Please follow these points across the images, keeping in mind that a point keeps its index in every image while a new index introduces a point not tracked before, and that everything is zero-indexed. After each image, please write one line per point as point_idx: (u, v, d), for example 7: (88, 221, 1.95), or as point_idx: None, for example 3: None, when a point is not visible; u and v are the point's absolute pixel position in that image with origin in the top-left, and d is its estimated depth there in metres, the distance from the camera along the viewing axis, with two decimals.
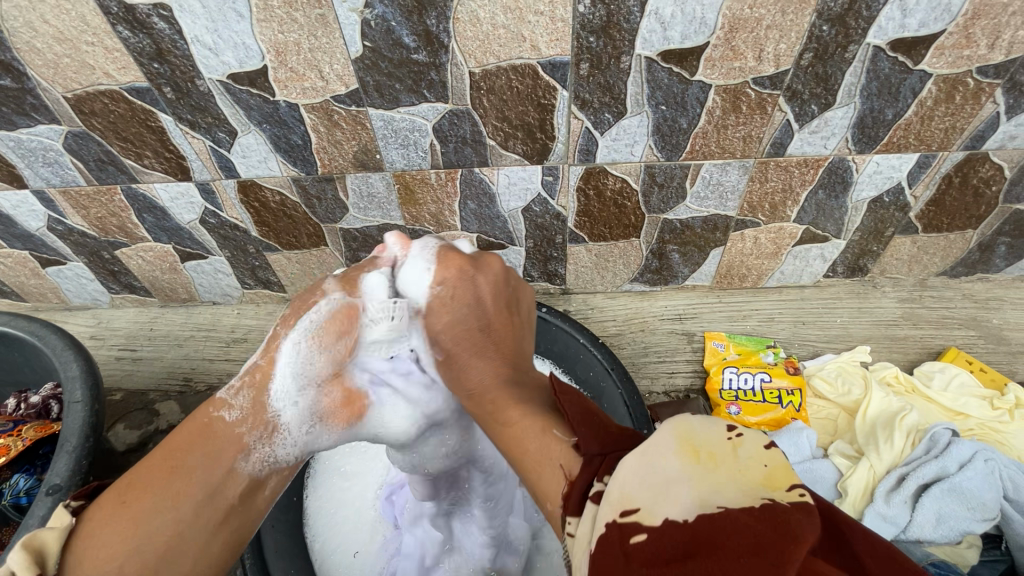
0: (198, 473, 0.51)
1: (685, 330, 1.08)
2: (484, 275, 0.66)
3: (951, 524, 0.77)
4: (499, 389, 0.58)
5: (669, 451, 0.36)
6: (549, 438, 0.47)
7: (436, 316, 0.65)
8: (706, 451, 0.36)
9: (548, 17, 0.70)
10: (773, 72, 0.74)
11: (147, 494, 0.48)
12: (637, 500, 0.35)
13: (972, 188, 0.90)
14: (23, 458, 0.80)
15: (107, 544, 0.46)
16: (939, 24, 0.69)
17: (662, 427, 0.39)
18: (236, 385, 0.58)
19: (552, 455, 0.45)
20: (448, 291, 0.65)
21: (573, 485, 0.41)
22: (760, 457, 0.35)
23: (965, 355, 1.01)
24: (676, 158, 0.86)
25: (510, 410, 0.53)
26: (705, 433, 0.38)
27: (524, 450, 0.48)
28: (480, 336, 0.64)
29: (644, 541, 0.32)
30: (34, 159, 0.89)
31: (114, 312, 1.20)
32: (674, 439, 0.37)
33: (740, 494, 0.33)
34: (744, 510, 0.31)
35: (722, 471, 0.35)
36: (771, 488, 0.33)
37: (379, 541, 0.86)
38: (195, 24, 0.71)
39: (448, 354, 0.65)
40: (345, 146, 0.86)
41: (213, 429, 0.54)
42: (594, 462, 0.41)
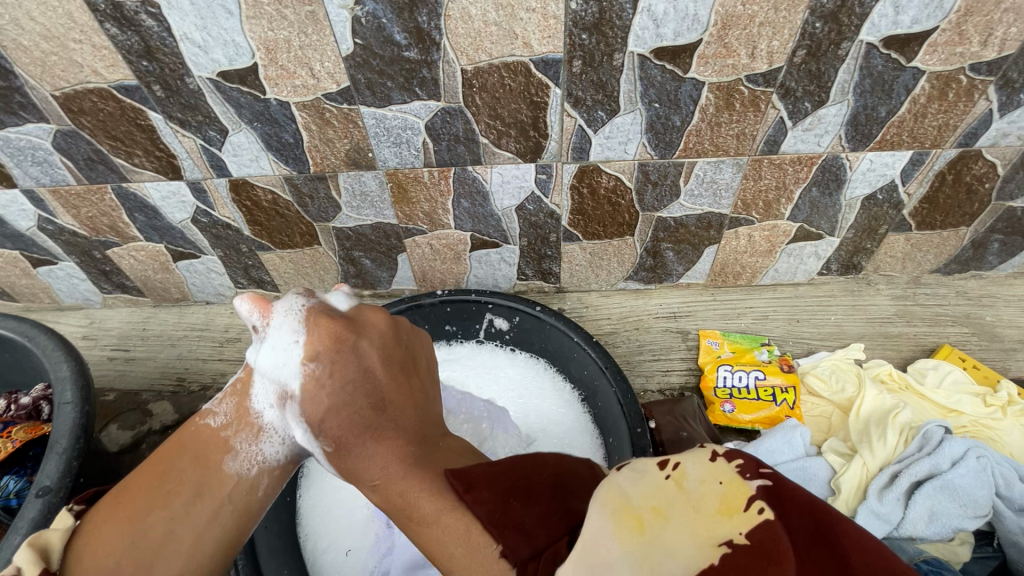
0: (186, 475, 0.53)
1: (679, 328, 1.08)
2: (368, 340, 0.55)
3: (943, 521, 0.78)
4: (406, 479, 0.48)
5: (608, 530, 0.34)
6: (474, 553, 0.41)
7: (313, 402, 0.53)
8: (649, 509, 0.34)
9: (540, 14, 0.69)
10: (766, 70, 0.74)
11: (139, 495, 0.51)
12: None
13: (965, 186, 0.90)
14: (13, 461, 0.79)
15: (104, 541, 0.49)
16: (931, 21, 0.69)
17: (591, 505, 0.36)
18: (222, 396, 0.60)
19: (479, 562, 0.40)
20: (325, 369, 0.53)
21: None
22: (708, 482, 0.35)
23: (958, 352, 1.01)
24: (670, 156, 0.86)
25: (421, 504, 0.46)
26: (637, 488, 0.36)
27: (442, 546, 0.43)
28: (374, 419, 0.52)
29: None
30: (22, 158, 0.88)
31: (106, 312, 1.19)
32: (608, 515, 0.34)
33: (694, 545, 0.32)
34: (703, 570, 0.31)
35: (673, 522, 0.33)
36: (724, 522, 0.33)
37: (372, 538, 0.84)
38: (184, 21, 0.70)
39: (339, 442, 0.52)
40: (337, 144, 0.85)
41: (200, 434, 0.56)
42: (526, 570, 0.38)
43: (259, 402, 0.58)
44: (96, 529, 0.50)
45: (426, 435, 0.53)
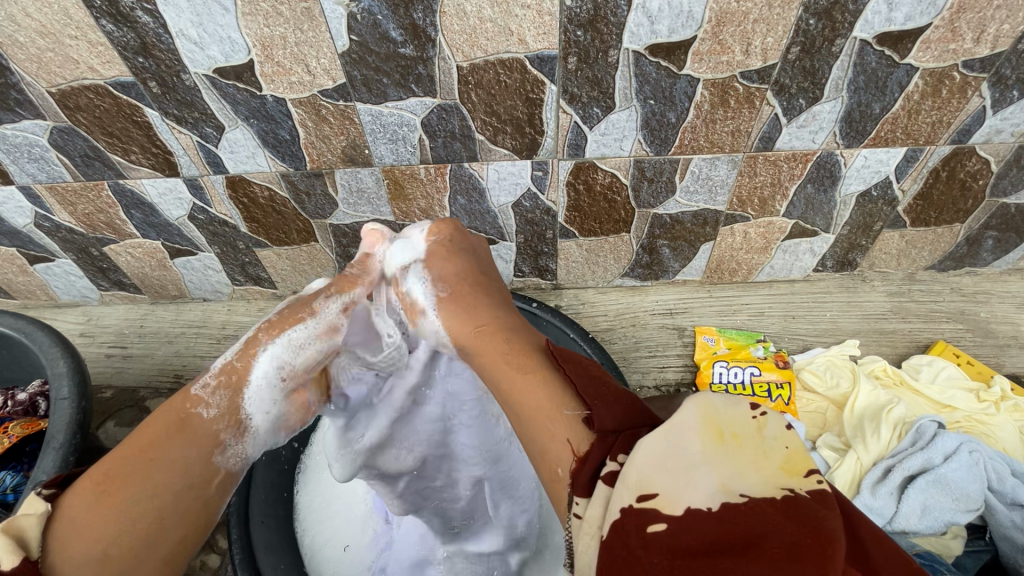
0: (177, 462, 0.51)
1: (675, 324, 1.09)
2: (474, 238, 0.74)
3: (935, 515, 0.78)
4: (514, 336, 0.55)
5: (695, 434, 0.40)
6: (558, 409, 0.45)
7: (439, 261, 0.66)
8: (731, 434, 0.41)
9: (535, 11, 0.69)
10: (761, 66, 0.74)
11: (130, 484, 0.48)
12: (657, 485, 0.38)
13: (959, 182, 0.90)
14: (10, 456, 0.79)
15: (92, 530, 0.46)
16: (925, 17, 0.69)
17: (687, 406, 0.42)
18: (210, 381, 0.58)
19: (558, 420, 0.44)
20: (446, 244, 0.69)
21: (582, 464, 0.42)
22: (782, 440, 0.41)
23: (952, 348, 1.01)
24: (665, 153, 0.86)
25: (510, 355, 0.52)
26: (728, 415, 0.42)
27: (526, 399, 0.47)
28: (480, 281, 0.65)
29: (663, 531, 0.37)
30: (19, 155, 0.88)
31: (104, 309, 1.19)
32: (700, 424, 0.41)
33: (759, 481, 0.39)
34: (767, 503, 0.37)
35: (744, 452, 0.40)
36: (786, 476, 0.39)
37: (370, 534, 0.87)
38: (180, 17, 0.70)
39: (455, 290, 0.63)
40: (334, 141, 0.86)
41: (191, 424, 0.54)
42: (606, 440, 0.42)
43: (253, 405, 0.59)
44: (76, 511, 0.46)
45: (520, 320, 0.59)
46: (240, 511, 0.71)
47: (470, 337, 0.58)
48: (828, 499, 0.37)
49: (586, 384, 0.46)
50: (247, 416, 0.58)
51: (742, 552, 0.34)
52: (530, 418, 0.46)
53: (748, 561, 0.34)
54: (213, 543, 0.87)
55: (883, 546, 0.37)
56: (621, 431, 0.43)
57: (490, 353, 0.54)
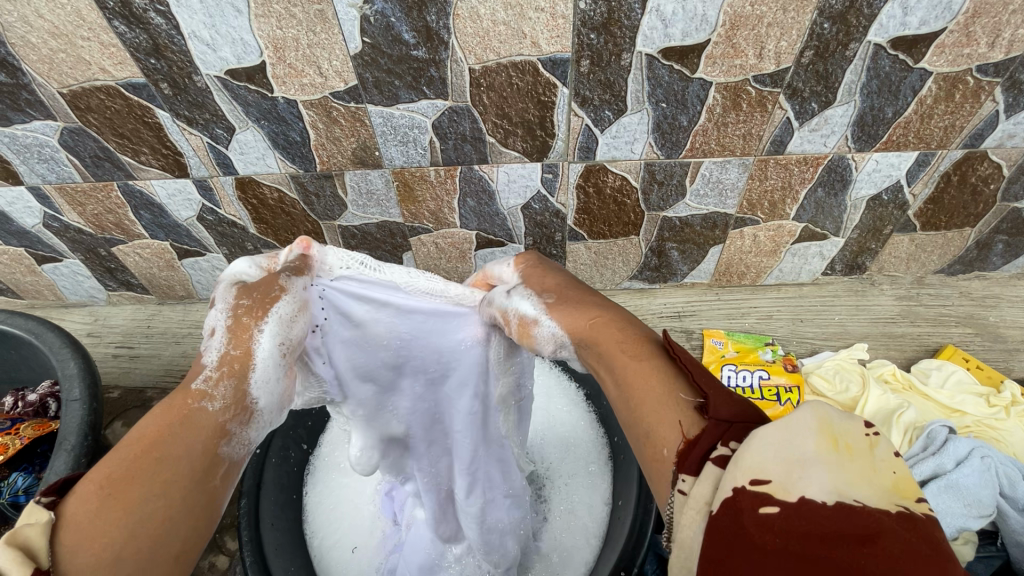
0: (184, 458, 0.38)
1: (683, 327, 1.08)
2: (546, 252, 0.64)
3: (947, 521, 0.77)
4: (629, 330, 0.46)
5: (808, 432, 0.32)
6: (670, 392, 0.39)
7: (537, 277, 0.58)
8: (845, 442, 0.32)
9: (549, 14, 0.69)
10: (774, 70, 0.74)
11: (131, 489, 0.36)
12: (771, 472, 0.31)
13: (970, 187, 0.90)
14: (21, 457, 0.79)
15: (92, 545, 0.34)
16: (939, 22, 0.69)
17: (798, 406, 0.34)
18: (211, 374, 0.43)
19: (667, 401, 0.38)
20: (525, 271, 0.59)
21: (692, 445, 0.36)
22: (894, 462, 0.32)
23: (961, 352, 1.01)
24: (675, 156, 0.86)
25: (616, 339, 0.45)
26: (843, 421, 0.33)
27: (632, 376, 0.41)
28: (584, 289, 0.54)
29: (776, 516, 0.30)
30: (29, 156, 0.88)
31: (111, 309, 1.19)
32: (814, 422, 0.33)
33: (875, 495, 0.30)
34: (886, 516, 0.29)
35: (858, 463, 0.31)
36: (902, 497, 0.30)
37: (379, 535, 0.87)
38: (193, 19, 0.70)
39: (559, 296, 0.53)
40: (344, 143, 0.86)
41: (194, 417, 0.40)
42: (719, 427, 0.36)
43: (260, 391, 0.44)
44: (76, 515, 0.35)
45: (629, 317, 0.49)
46: (251, 512, 0.71)
47: (589, 332, 0.47)
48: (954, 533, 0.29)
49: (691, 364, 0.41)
50: (255, 401, 0.44)
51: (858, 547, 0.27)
52: (641, 397, 0.40)
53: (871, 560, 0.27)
54: (223, 545, 0.87)
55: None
56: (737, 421, 0.36)
57: (607, 342, 0.45)
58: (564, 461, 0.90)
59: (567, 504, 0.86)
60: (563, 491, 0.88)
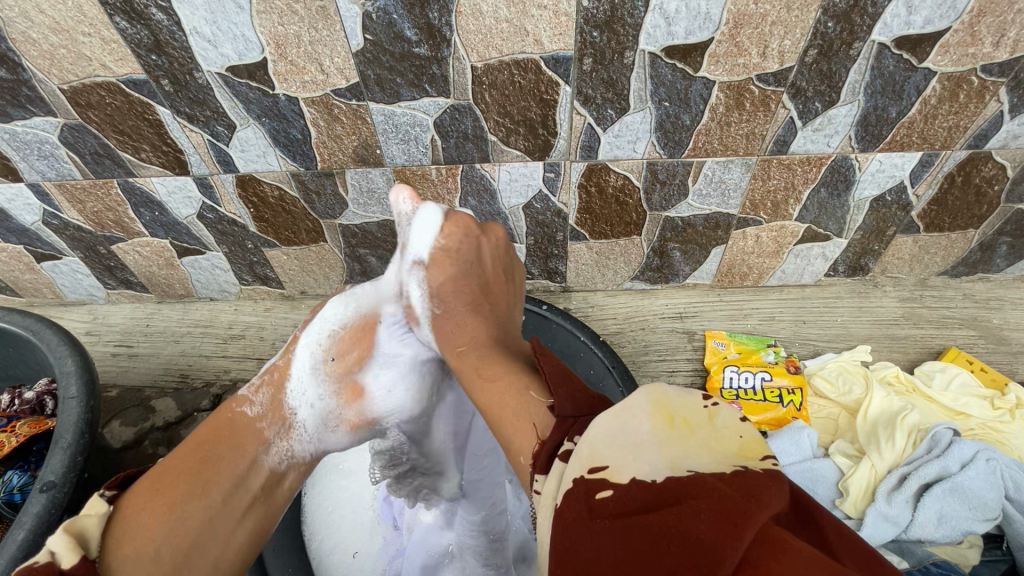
0: (226, 463, 0.59)
1: (685, 328, 1.08)
2: (489, 239, 0.73)
3: (951, 524, 0.77)
4: (487, 350, 0.61)
5: (644, 415, 0.41)
6: (525, 396, 0.51)
7: (437, 270, 0.71)
8: (680, 419, 0.41)
9: (551, 12, 0.69)
10: (777, 69, 0.74)
11: (179, 482, 0.55)
12: (606, 458, 0.39)
13: (974, 188, 0.90)
14: (17, 455, 0.78)
15: (147, 531, 0.51)
16: (944, 21, 0.68)
17: (638, 392, 0.43)
18: (256, 384, 0.68)
19: (526, 407, 0.50)
20: (451, 245, 0.71)
21: (544, 444, 0.45)
22: (736, 428, 0.40)
23: (965, 354, 1.01)
24: (678, 155, 0.85)
25: (494, 367, 0.57)
26: (682, 403, 0.42)
27: (503, 403, 0.52)
28: (478, 295, 0.69)
29: (609, 499, 0.36)
30: (29, 152, 0.88)
31: (110, 308, 1.19)
32: (649, 406, 0.41)
33: (713, 461, 0.37)
34: (713, 476, 0.35)
35: (696, 437, 0.39)
36: (744, 458, 0.37)
37: (380, 541, 0.86)
38: (194, 15, 0.70)
39: (449, 312, 0.69)
40: (345, 141, 0.85)
41: (235, 423, 0.63)
42: (565, 423, 0.45)
43: (296, 401, 0.68)
44: (133, 501, 0.53)
45: (507, 331, 0.66)
46: None
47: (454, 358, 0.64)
48: (780, 480, 0.35)
49: (554, 374, 0.51)
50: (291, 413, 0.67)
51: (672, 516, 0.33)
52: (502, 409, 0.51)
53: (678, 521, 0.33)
54: None
55: (847, 542, 0.34)
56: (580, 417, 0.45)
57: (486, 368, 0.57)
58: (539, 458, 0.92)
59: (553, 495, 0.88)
60: None
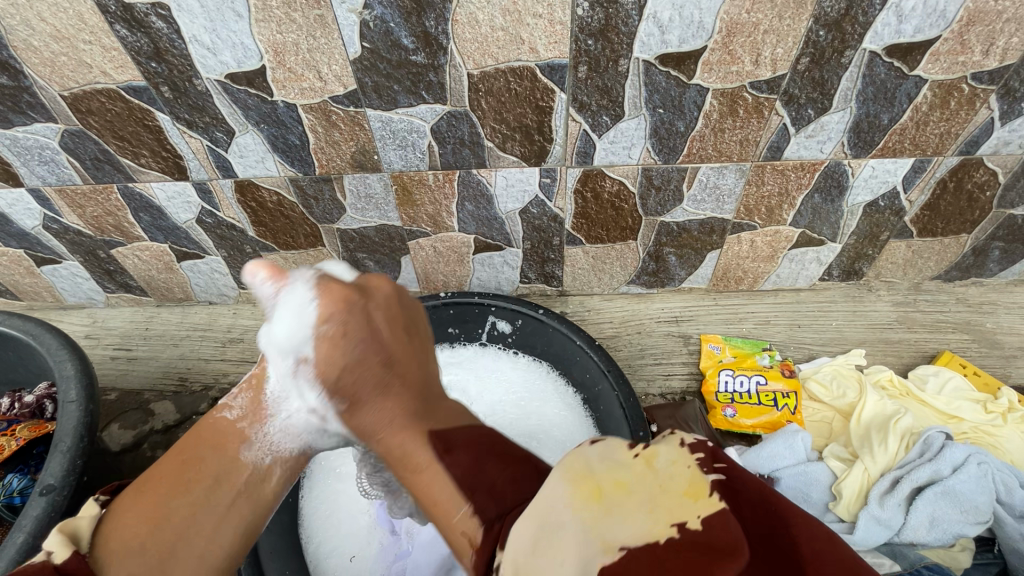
0: (207, 462, 0.57)
1: (681, 332, 1.08)
2: (376, 300, 0.60)
3: (943, 527, 0.78)
4: (403, 432, 0.53)
5: (568, 496, 0.38)
6: (456, 503, 0.47)
7: (329, 355, 0.57)
8: (607, 485, 0.38)
9: (547, 20, 0.70)
10: (770, 77, 0.75)
11: (162, 481, 0.54)
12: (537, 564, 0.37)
13: (966, 194, 0.90)
14: (17, 458, 0.79)
15: (127, 529, 0.51)
16: (934, 30, 0.69)
17: (558, 471, 0.41)
18: (238, 389, 0.64)
19: (458, 509, 0.47)
20: (337, 326, 0.57)
21: (479, 553, 0.44)
22: (677, 467, 0.38)
23: (958, 358, 1.01)
24: (673, 161, 0.86)
25: (419, 459, 0.51)
26: (606, 466, 0.40)
27: (434, 495, 0.50)
28: (382, 374, 0.57)
29: None
30: (30, 158, 0.89)
31: (110, 311, 1.19)
32: (573, 481, 0.39)
33: (647, 524, 0.35)
34: (650, 547, 0.34)
35: (634, 498, 0.37)
36: (690, 502, 0.36)
37: (377, 546, 0.85)
38: (193, 23, 0.70)
39: (353, 397, 0.57)
40: (343, 146, 0.86)
41: (217, 425, 0.61)
42: (493, 528, 0.44)
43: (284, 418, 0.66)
44: (122, 502, 0.53)
45: (427, 395, 0.57)
46: None
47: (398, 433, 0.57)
48: (726, 523, 0.34)
49: (469, 470, 0.48)
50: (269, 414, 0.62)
51: None
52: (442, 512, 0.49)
53: None
54: None
55: (828, 551, 0.34)
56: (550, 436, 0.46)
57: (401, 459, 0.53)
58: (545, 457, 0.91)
59: None
60: None
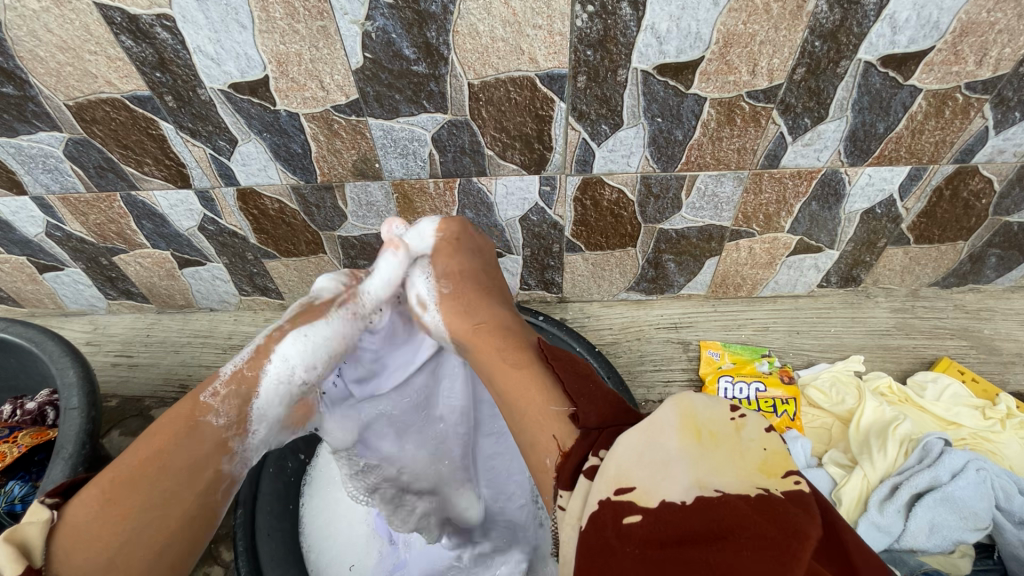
0: (180, 479, 0.55)
1: (680, 338, 1.09)
2: (472, 238, 0.77)
3: (943, 533, 0.78)
4: (505, 342, 0.63)
5: (674, 432, 0.46)
6: (546, 406, 0.54)
7: (441, 265, 0.72)
8: (708, 433, 0.47)
9: (547, 31, 0.71)
10: (767, 86, 0.76)
11: (133, 499, 0.52)
12: (635, 480, 0.44)
13: (962, 201, 0.91)
14: (19, 466, 0.79)
15: (89, 545, 0.50)
16: (928, 40, 0.70)
17: (668, 406, 0.48)
18: (220, 389, 0.60)
19: (548, 418, 0.53)
20: (449, 245, 0.74)
21: (566, 458, 0.49)
22: (759, 442, 0.46)
23: (957, 365, 1.02)
24: (671, 169, 0.87)
25: (515, 367, 0.59)
26: (708, 417, 0.48)
27: (527, 410, 0.55)
28: (478, 291, 0.71)
29: (638, 522, 0.42)
30: (34, 166, 0.89)
31: (111, 318, 1.20)
32: (679, 422, 0.47)
33: (735, 478, 0.43)
34: (740, 499, 0.41)
35: (720, 451, 0.46)
36: (765, 476, 0.43)
37: (376, 555, 0.87)
38: (198, 34, 0.71)
39: (454, 301, 0.70)
40: (344, 155, 0.87)
41: (199, 432, 0.58)
42: (589, 437, 0.50)
43: (258, 420, 0.63)
44: (81, 516, 0.51)
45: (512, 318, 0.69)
46: (246, 526, 0.72)
47: (469, 340, 0.66)
48: (803, 498, 0.41)
49: (572, 382, 0.55)
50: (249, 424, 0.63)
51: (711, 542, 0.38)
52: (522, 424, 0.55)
53: (715, 552, 0.37)
54: (218, 555, 0.86)
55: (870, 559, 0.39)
56: (604, 427, 0.51)
57: (487, 354, 0.63)
58: None
59: None
60: None
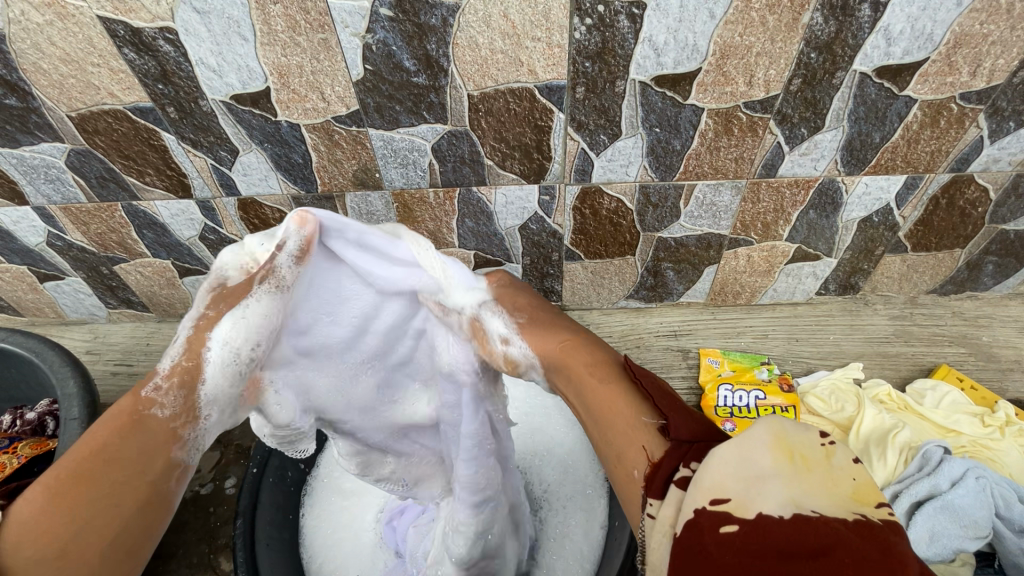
0: (128, 467, 0.45)
1: (680, 346, 1.09)
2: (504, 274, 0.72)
3: (943, 542, 0.78)
4: (588, 369, 0.51)
5: (765, 447, 0.38)
6: (636, 416, 0.45)
7: (508, 297, 0.66)
8: (800, 455, 0.38)
9: (545, 43, 0.72)
10: (764, 97, 0.77)
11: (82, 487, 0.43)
12: (730, 490, 0.35)
13: (959, 210, 0.92)
14: (18, 476, 0.76)
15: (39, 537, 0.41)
16: (922, 52, 0.71)
17: (756, 424, 0.39)
18: (162, 383, 0.50)
19: (636, 429, 0.44)
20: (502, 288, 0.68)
21: (657, 467, 0.41)
22: (851, 470, 0.37)
23: (955, 372, 1.02)
24: (670, 178, 0.88)
25: (608, 398, 0.47)
26: (799, 436, 0.39)
27: (611, 422, 0.46)
28: (541, 313, 0.63)
29: (735, 533, 0.34)
30: (36, 176, 0.90)
31: (111, 326, 1.20)
32: (769, 439, 0.38)
33: (832, 503, 0.35)
34: (839, 523, 0.34)
35: (815, 475, 0.37)
36: (860, 504, 0.35)
37: (382, 568, 0.86)
38: (199, 47, 0.72)
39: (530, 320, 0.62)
40: (345, 165, 0.87)
41: (146, 424, 0.48)
42: (681, 448, 0.41)
43: (208, 406, 0.52)
44: (24, 514, 0.41)
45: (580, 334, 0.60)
46: (246, 532, 0.72)
47: (558, 356, 0.55)
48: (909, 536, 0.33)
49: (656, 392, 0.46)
50: (203, 413, 0.52)
51: (812, 560, 0.31)
52: (611, 439, 0.45)
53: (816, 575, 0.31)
54: (218, 566, 0.86)
55: None
56: (697, 441, 0.41)
57: (575, 371, 0.52)
58: (562, 483, 0.92)
59: (564, 527, 0.88)
60: (561, 513, 0.90)
